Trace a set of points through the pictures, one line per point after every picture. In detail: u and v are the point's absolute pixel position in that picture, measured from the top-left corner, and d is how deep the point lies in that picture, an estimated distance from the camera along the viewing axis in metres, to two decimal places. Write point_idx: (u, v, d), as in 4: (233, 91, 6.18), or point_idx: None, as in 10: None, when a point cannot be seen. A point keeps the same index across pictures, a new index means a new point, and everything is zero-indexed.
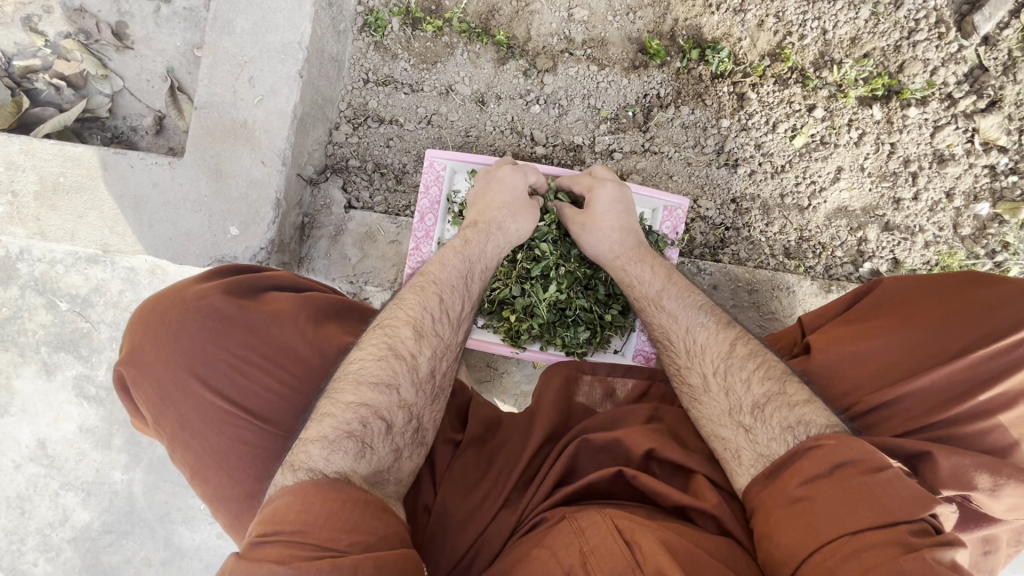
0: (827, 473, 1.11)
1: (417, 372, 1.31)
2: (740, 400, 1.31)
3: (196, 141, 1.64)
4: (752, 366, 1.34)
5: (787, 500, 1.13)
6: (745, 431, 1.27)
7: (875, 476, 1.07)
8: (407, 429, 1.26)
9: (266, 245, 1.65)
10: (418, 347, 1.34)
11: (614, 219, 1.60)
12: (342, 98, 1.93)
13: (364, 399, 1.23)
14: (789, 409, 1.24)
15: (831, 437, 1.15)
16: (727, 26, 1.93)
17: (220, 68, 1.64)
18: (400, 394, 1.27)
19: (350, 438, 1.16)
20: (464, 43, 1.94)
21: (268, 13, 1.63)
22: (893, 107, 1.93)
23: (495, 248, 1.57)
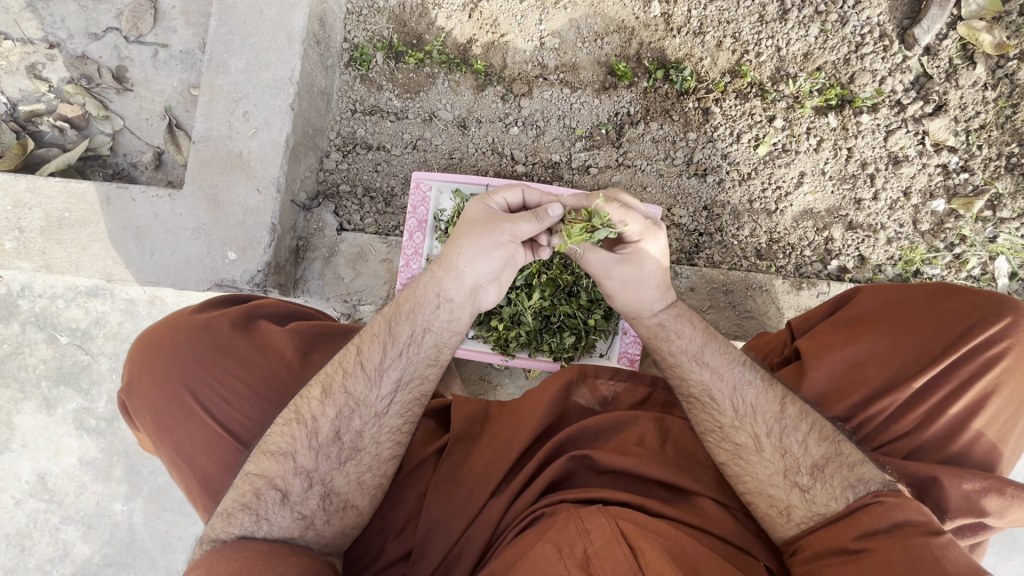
0: (888, 529, 1.21)
1: (316, 438, 1.41)
2: (798, 461, 1.36)
3: (195, 173, 1.74)
4: (805, 428, 1.39)
5: (843, 551, 1.24)
6: (801, 490, 1.34)
7: (935, 539, 1.17)
8: (308, 497, 1.37)
9: (263, 267, 1.73)
10: (322, 409, 1.42)
11: (658, 270, 1.51)
12: (331, 128, 2.03)
13: (264, 468, 1.39)
14: (850, 468, 1.32)
15: (894, 496, 1.24)
16: (688, 47, 2.09)
17: (216, 105, 1.74)
18: (296, 462, 1.39)
19: (245, 512, 1.34)
20: (445, 73, 2.08)
21: (260, 53, 1.75)
22: (847, 115, 2.06)
23: (461, 284, 1.48)
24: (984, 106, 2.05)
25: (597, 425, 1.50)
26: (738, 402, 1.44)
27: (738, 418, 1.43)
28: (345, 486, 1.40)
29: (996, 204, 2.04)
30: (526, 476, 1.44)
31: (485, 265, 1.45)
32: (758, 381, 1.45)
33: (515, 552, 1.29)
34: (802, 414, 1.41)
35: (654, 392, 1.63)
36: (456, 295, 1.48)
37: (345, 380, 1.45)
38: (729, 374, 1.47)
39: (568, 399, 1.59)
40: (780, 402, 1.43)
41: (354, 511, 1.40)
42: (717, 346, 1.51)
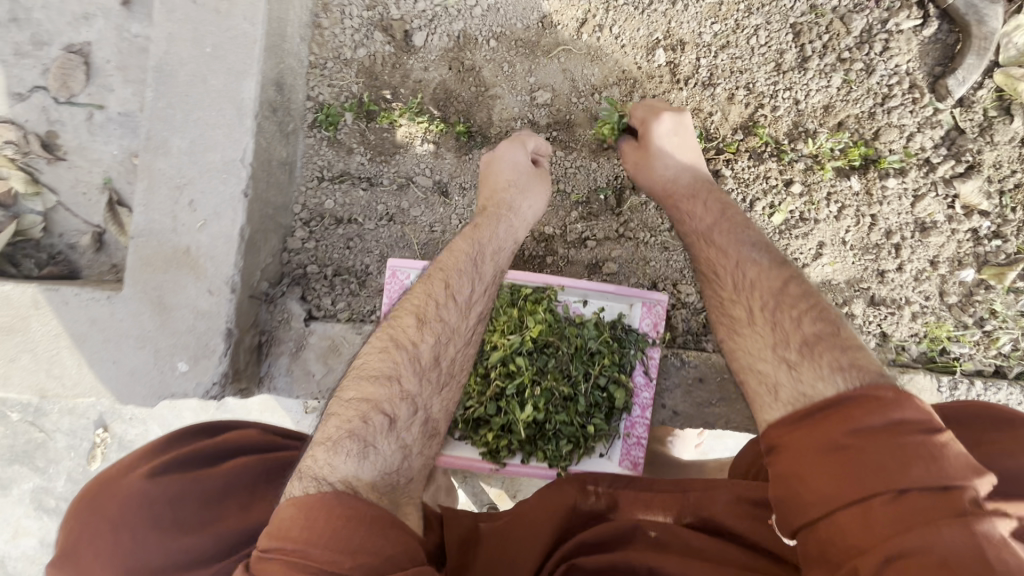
0: (880, 425, 0.98)
1: (418, 361, 1.33)
2: (787, 335, 1.21)
3: (136, 271, 1.51)
4: (802, 308, 1.25)
5: (825, 446, 1.00)
6: (789, 362, 1.17)
7: (932, 436, 0.95)
8: (412, 422, 1.27)
9: (219, 378, 1.52)
10: (420, 335, 1.35)
11: (678, 141, 1.66)
12: (296, 201, 1.80)
13: (366, 393, 1.26)
14: (841, 351, 1.14)
15: (889, 389, 1.01)
16: (696, 100, 1.87)
17: (156, 192, 1.51)
18: (401, 386, 1.29)
19: (351, 440, 1.19)
20: (424, 133, 1.84)
21: (205, 130, 1.51)
22: (871, 178, 1.86)
23: (507, 180, 1.67)
24: None
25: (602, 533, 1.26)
26: (738, 276, 1.37)
27: (737, 291, 1.36)
28: (440, 412, 1.34)
29: None
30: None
31: (535, 203, 1.68)
32: (768, 260, 1.37)
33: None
34: (804, 295, 1.27)
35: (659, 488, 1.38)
36: (504, 178, 1.67)
37: (439, 310, 1.39)
38: (735, 250, 1.42)
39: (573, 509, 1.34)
40: (785, 280, 1.31)
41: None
42: (732, 226, 1.47)
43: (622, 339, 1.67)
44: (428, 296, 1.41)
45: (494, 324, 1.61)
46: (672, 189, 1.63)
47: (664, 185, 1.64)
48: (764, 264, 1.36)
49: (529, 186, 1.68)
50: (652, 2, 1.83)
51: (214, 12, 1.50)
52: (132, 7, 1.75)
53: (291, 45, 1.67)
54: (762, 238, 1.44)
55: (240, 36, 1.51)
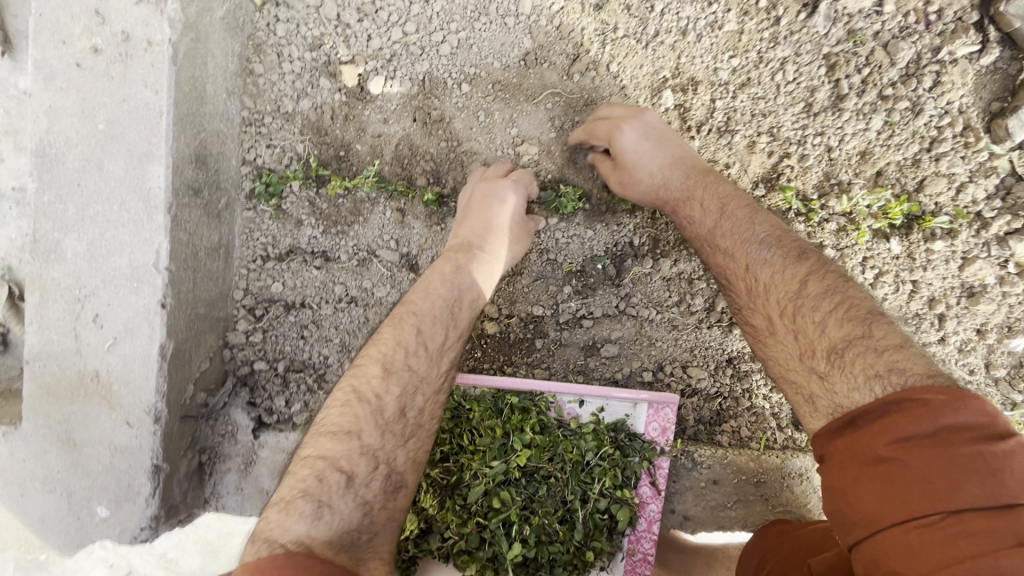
0: (929, 433, 0.91)
1: (382, 415, 1.22)
2: (811, 344, 1.12)
3: (35, 403, 1.24)
4: (827, 308, 1.13)
5: (869, 457, 0.95)
6: (819, 377, 1.09)
7: (989, 445, 0.88)
8: (372, 480, 1.17)
9: (147, 523, 1.28)
10: (385, 387, 1.24)
11: (669, 134, 1.43)
12: (237, 286, 1.52)
13: (325, 450, 1.17)
14: (876, 355, 1.03)
15: (940, 391, 0.92)
16: (711, 150, 1.57)
17: (52, 307, 1.23)
18: (362, 440, 1.19)
19: (304, 499, 1.10)
20: (386, 199, 1.53)
21: (107, 228, 1.21)
22: (915, 240, 1.59)
23: (496, 226, 1.41)
24: None
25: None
26: (750, 281, 1.25)
27: (749, 298, 1.25)
28: (404, 462, 1.23)
29: None
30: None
31: (517, 251, 1.47)
32: (781, 258, 1.23)
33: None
34: (826, 293, 1.15)
35: None
36: (494, 221, 1.41)
37: (406, 358, 1.28)
38: (743, 252, 1.27)
39: None
40: (800, 279, 1.18)
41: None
42: (736, 221, 1.31)
43: (625, 447, 1.42)
44: (364, 455, 1.18)
45: (474, 445, 1.38)
46: (665, 189, 1.41)
47: (656, 190, 1.42)
48: (774, 261, 1.23)
49: (517, 232, 1.45)
50: (658, 33, 1.51)
51: (105, 77, 1.20)
52: (16, 56, 1.42)
53: (214, 105, 1.36)
54: (774, 227, 1.29)
55: (140, 106, 1.20)
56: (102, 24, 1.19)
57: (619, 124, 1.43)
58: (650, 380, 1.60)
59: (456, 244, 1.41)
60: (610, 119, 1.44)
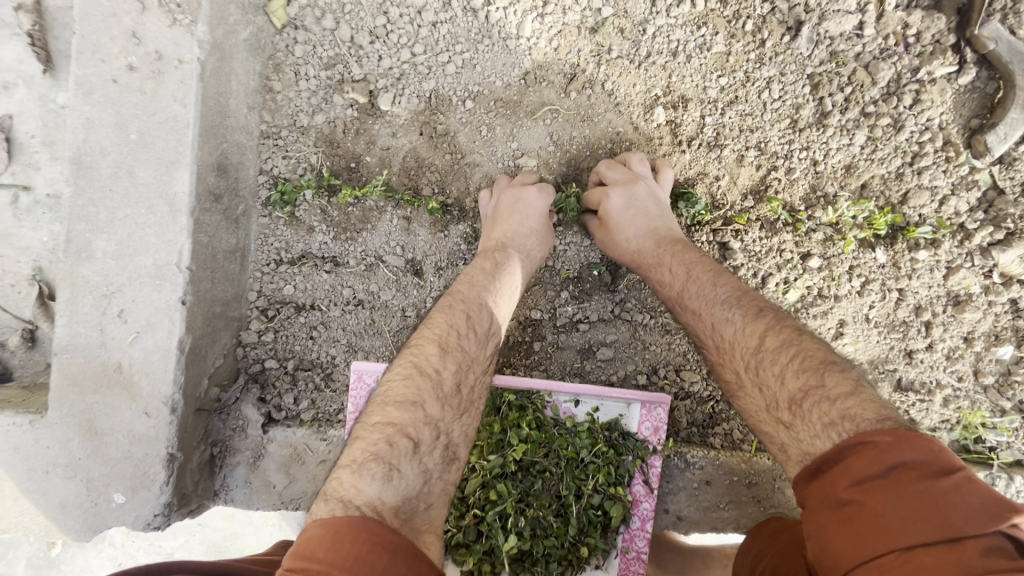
0: (883, 474, 0.95)
1: (442, 388, 1.27)
2: (776, 396, 1.18)
3: (61, 392, 1.32)
4: (786, 359, 1.18)
5: (833, 501, 0.98)
6: (786, 427, 1.15)
7: (937, 482, 0.91)
8: (435, 447, 1.21)
9: (161, 509, 1.34)
10: (442, 363, 1.28)
11: (655, 204, 1.51)
12: (251, 288, 1.60)
13: (393, 417, 1.20)
14: (830, 403, 1.08)
15: (887, 432, 0.98)
16: (701, 163, 1.65)
17: (82, 302, 1.32)
18: (425, 411, 1.22)
19: (377, 462, 1.12)
20: (393, 207, 1.63)
21: (135, 230, 1.31)
22: (899, 249, 1.65)
23: (528, 227, 1.51)
24: None
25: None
26: (718, 340, 1.32)
27: (720, 354, 1.31)
28: (459, 437, 1.27)
29: None
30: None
31: (546, 250, 1.57)
32: (741, 315, 1.28)
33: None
34: (784, 346, 1.20)
35: None
36: (528, 223, 1.50)
37: (460, 340, 1.33)
38: (705, 308, 1.35)
39: None
40: (761, 334, 1.24)
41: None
42: (697, 274, 1.39)
43: (619, 446, 1.48)
44: (428, 425, 1.21)
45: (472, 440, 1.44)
46: (643, 256, 1.49)
47: (632, 256, 1.51)
48: (737, 319, 1.28)
49: (546, 233, 1.55)
50: (649, 54, 1.61)
51: (139, 92, 1.31)
52: (57, 74, 1.55)
53: (236, 119, 1.47)
54: (736, 287, 1.35)
55: (169, 119, 1.31)
56: (138, 45, 1.31)
57: (606, 192, 1.52)
58: (645, 383, 1.66)
59: (492, 245, 1.50)
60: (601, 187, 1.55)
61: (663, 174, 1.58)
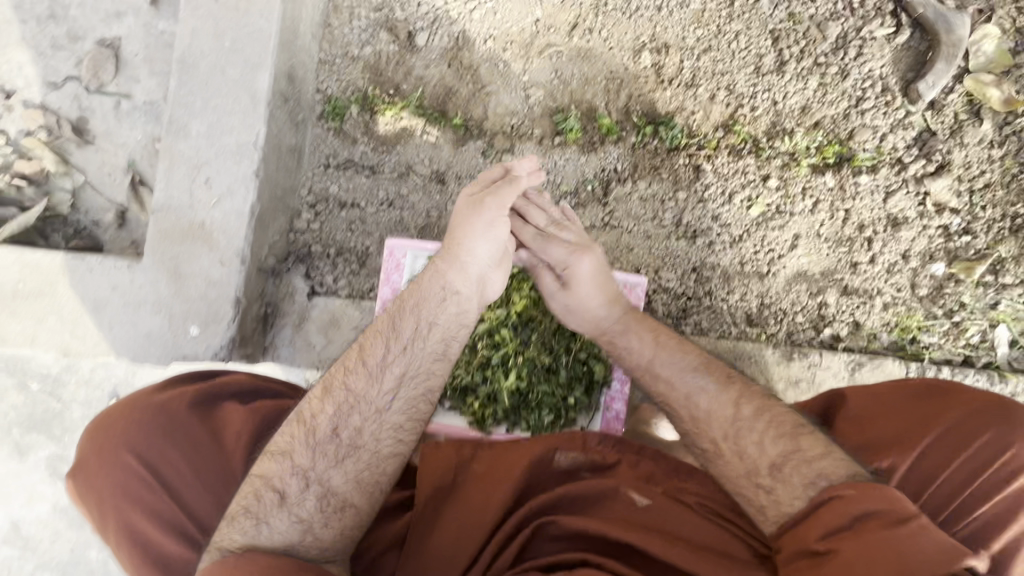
0: (848, 525, 1.21)
1: (314, 435, 1.42)
2: (756, 462, 1.41)
3: (155, 243, 1.65)
4: (761, 428, 1.45)
5: (809, 553, 1.24)
6: (765, 492, 1.37)
7: (893, 529, 1.17)
8: (304, 497, 1.38)
9: (227, 342, 1.65)
10: (320, 407, 1.44)
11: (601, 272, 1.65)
12: (303, 185, 1.94)
13: (264, 469, 1.41)
14: (807, 467, 1.35)
15: (849, 488, 1.26)
16: (679, 100, 1.98)
17: (177, 171, 1.65)
18: (294, 459, 1.40)
19: (247, 517, 1.34)
20: (424, 125, 1.97)
21: (222, 116, 1.65)
22: (845, 175, 1.97)
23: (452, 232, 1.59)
24: (989, 165, 1.96)
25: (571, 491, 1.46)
26: (693, 409, 1.52)
27: (693, 423, 1.51)
28: (342, 484, 1.40)
29: (998, 268, 1.96)
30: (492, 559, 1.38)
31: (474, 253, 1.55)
32: (713, 386, 1.53)
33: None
34: (757, 414, 1.47)
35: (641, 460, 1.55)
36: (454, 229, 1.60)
37: (345, 379, 1.47)
38: (682, 384, 1.55)
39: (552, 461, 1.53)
40: (733, 404, 1.49)
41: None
42: (669, 353, 1.61)
43: None
44: (296, 475, 1.39)
45: None
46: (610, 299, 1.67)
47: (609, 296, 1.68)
48: (710, 388, 1.52)
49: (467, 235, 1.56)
50: (639, 8, 1.97)
51: (234, 10, 1.67)
52: (160, 6, 1.92)
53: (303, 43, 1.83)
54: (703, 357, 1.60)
55: (256, 31, 1.67)
56: None
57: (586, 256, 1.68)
58: None
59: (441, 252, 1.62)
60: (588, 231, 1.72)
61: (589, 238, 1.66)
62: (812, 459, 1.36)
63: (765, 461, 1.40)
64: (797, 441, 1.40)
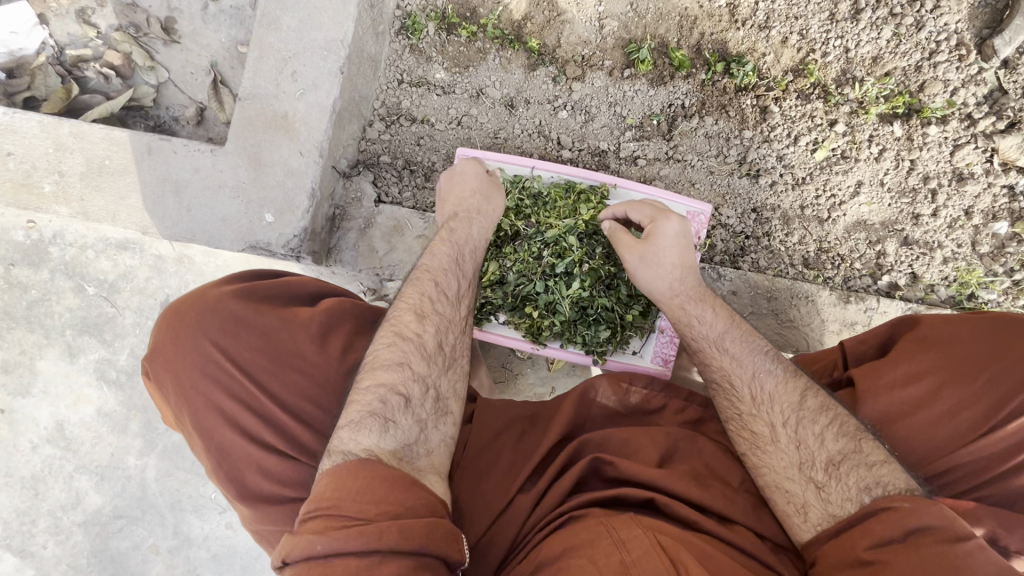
0: (901, 538, 1.14)
1: (426, 347, 1.40)
2: (812, 455, 1.33)
3: (238, 130, 1.71)
4: (825, 421, 1.36)
5: (854, 562, 1.17)
6: (816, 487, 1.30)
7: (952, 546, 1.10)
8: (425, 400, 1.34)
9: (299, 232, 1.72)
10: (422, 326, 1.41)
11: (680, 250, 1.60)
12: (377, 97, 1.99)
13: (381, 379, 1.33)
14: (866, 470, 1.27)
15: (907, 501, 1.17)
16: (751, 41, 2.00)
17: (265, 62, 1.71)
18: (413, 368, 1.35)
19: (373, 418, 1.25)
20: (497, 49, 2.00)
21: (313, 12, 1.71)
22: (913, 125, 1.97)
23: (470, 189, 1.67)
24: None
25: (626, 436, 1.45)
26: (755, 390, 1.43)
27: (755, 405, 1.42)
28: (448, 391, 1.40)
29: None
30: (549, 500, 1.34)
31: (496, 202, 1.68)
32: (782, 371, 1.44)
33: (549, 571, 1.17)
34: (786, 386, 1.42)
35: (691, 407, 1.56)
36: (466, 187, 1.67)
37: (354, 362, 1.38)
38: (750, 362, 1.47)
39: (592, 405, 1.54)
40: (799, 394, 1.41)
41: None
42: (743, 334, 1.51)
43: None
44: (416, 382, 1.35)
45: (552, 207, 1.75)
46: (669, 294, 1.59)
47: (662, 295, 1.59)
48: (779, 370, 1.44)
49: (492, 190, 1.69)
50: None
51: None
52: None
53: None
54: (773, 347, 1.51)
55: None
56: None
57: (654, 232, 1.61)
58: None
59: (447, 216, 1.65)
60: (654, 208, 1.67)
61: (668, 216, 1.63)
62: (825, 427, 1.35)
63: (823, 454, 1.32)
64: (814, 412, 1.38)
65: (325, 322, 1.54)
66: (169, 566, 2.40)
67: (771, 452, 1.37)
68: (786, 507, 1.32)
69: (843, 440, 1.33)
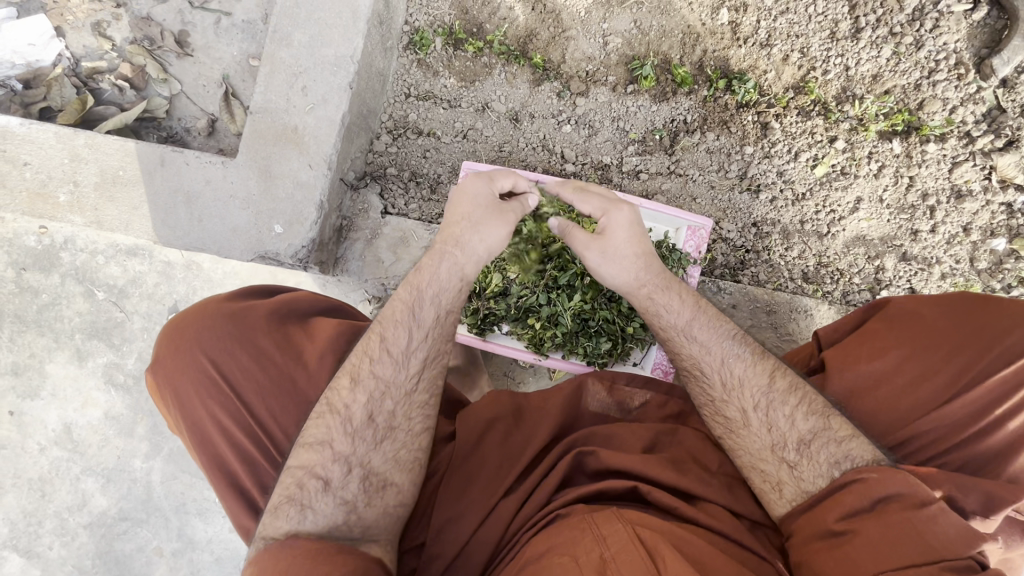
0: (870, 506, 1.22)
1: (352, 421, 1.39)
2: (784, 436, 1.37)
3: (249, 143, 1.75)
4: (794, 402, 1.39)
5: (826, 531, 1.24)
6: (789, 466, 1.34)
7: (917, 513, 1.17)
8: (348, 481, 1.35)
9: (307, 244, 1.75)
10: (354, 394, 1.41)
11: (635, 240, 1.54)
12: (384, 110, 2.03)
13: (304, 460, 1.37)
14: (837, 444, 1.32)
15: (874, 471, 1.24)
16: (753, 58, 2.03)
17: (276, 77, 1.75)
18: (335, 448, 1.37)
19: (292, 504, 1.31)
20: (503, 64, 2.04)
21: (324, 29, 1.75)
22: (912, 142, 2.00)
23: (465, 214, 1.51)
24: None
25: (610, 431, 1.48)
26: (764, 415, 1.40)
27: (726, 390, 1.45)
28: (382, 464, 1.38)
29: None
30: (538, 498, 1.38)
31: (494, 232, 1.51)
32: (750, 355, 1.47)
33: (534, 565, 1.21)
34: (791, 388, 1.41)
35: (670, 400, 1.59)
36: (462, 211, 1.51)
37: (372, 366, 1.44)
38: (719, 348, 1.48)
39: (580, 404, 1.57)
40: (770, 375, 1.43)
41: (394, 489, 1.38)
42: (711, 320, 1.51)
43: (668, 257, 1.79)
44: (337, 461, 1.37)
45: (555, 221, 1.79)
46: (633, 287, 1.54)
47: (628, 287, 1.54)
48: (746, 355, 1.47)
49: (488, 218, 1.51)
50: None
51: None
52: None
53: None
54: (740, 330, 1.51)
55: None
56: None
57: (607, 227, 1.54)
58: None
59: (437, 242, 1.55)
60: (607, 198, 1.57)
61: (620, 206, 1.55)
62: (797, 406, 1.39)
63: (794, 434, 1.36)
64: (784, 393, 1.41)
65: (323, 345, 1.56)
66: (173, 568, 2.43)
67: (744, 435, 1.40)
68: (763, 486, 1.36)
69: (813, 419, 1.36)
